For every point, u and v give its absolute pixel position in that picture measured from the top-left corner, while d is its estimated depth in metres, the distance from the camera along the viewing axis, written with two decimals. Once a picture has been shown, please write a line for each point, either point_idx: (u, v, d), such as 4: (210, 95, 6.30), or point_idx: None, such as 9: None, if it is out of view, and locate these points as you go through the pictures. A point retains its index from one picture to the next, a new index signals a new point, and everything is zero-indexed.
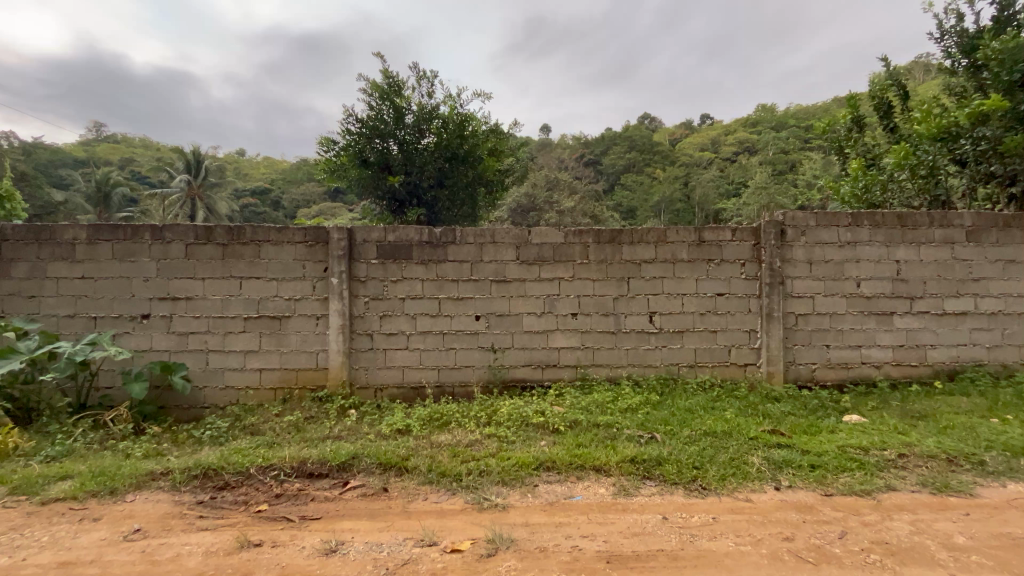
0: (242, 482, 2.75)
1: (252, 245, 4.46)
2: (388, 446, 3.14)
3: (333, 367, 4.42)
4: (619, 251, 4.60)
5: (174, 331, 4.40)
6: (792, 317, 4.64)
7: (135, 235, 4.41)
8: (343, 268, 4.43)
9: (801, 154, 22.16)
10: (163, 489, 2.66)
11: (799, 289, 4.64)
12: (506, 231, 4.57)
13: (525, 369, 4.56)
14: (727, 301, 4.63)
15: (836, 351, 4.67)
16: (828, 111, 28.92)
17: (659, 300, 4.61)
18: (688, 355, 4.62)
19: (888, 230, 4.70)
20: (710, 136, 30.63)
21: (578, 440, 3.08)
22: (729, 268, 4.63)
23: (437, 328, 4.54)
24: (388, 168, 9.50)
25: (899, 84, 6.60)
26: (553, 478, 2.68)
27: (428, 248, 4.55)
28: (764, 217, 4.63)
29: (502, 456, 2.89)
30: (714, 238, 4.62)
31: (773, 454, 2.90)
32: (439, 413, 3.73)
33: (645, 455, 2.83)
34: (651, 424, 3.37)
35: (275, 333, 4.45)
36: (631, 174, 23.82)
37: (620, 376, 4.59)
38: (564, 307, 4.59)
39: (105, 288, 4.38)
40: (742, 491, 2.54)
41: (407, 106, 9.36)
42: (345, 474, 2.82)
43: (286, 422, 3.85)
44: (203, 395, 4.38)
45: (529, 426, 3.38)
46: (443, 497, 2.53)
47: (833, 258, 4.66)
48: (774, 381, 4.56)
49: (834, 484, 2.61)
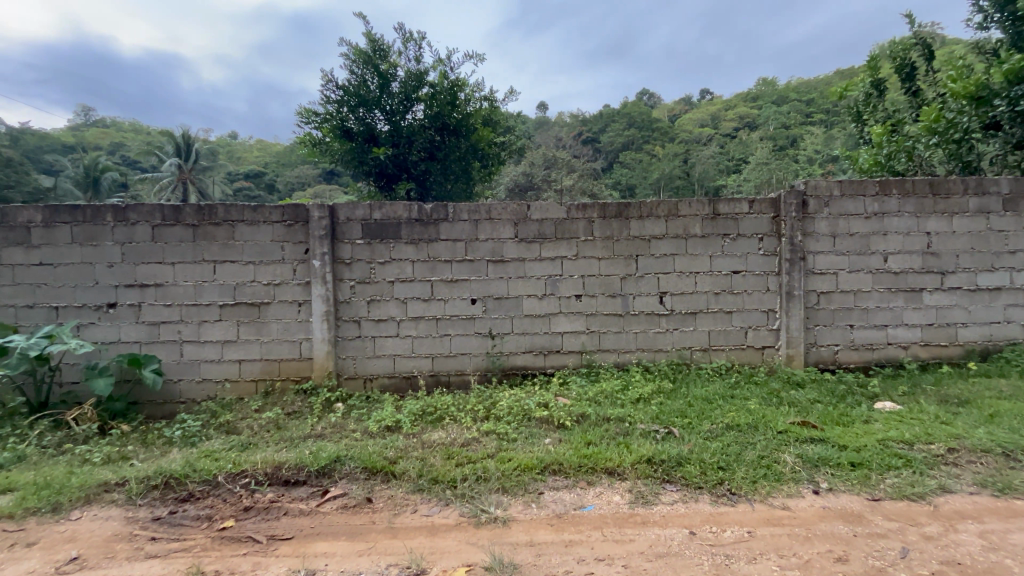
0: (208, 493, 2.42)
1: (225, 225, 4.07)
2: (375, 447, 2.80)
3: (318, 357, 4.08)
4: (626, 227, 4.21)
5: (143, 322, 4.04)
6: (814, 296, 4.29)
7: (96, 217, 4.01)
8: (325, 250, 4.05)
9: (804, 128, 21.57)
10: (116, 503, 2.33)
11: (822, 265, 4.27)
12: (503, 206, 4.18)
13: (526, 356, 4.23)
14: (744, 279, 4.26)
15: (860, 332, 4.33)
16: (832, 83, 28.12)
17: (670, 279, 4.24)
18: (701, 338, 4.28)
19: (919, 200, 4.31)
20: (711, 112, 29.83)
21: (587, 438, 2.74)
22: (746, 244, 4.25)
23: (430, 313, 4.18)
24: (374, 140, 9.07)
25: (924, 43, 6.03)
26: (560, 484, 2.35)
27: (418, 226, 4.16)
28: (784, 187, 4.24)
29: (503, 458, 2.55)
30: (730, 211, 4.23)
31: (808, 451, 2.57)
32: (433, 406, 3.40)
33: (664, 455, 2.50)
34: (667, 416, 3.04)
35: (254, 321, 4.09)
36: (631, 151, 23.19)
37: (629, 362, 4.26)
38: (568, 288, 4.22)
39: (66, 276, 4.00)
40: (778, 497, 2.22)
41: (393, 72, 8.92)
42: (325, 481, 2.49)
43: (266, 418, 3.52)
44: (179, 389, 4.05)
45: (532, 421, 3.05)
46: (435, 509, 2.21)
47: (859, 231, 4.29)
48: (794, 365, 4.23)
49: (881, 487, 2.29)
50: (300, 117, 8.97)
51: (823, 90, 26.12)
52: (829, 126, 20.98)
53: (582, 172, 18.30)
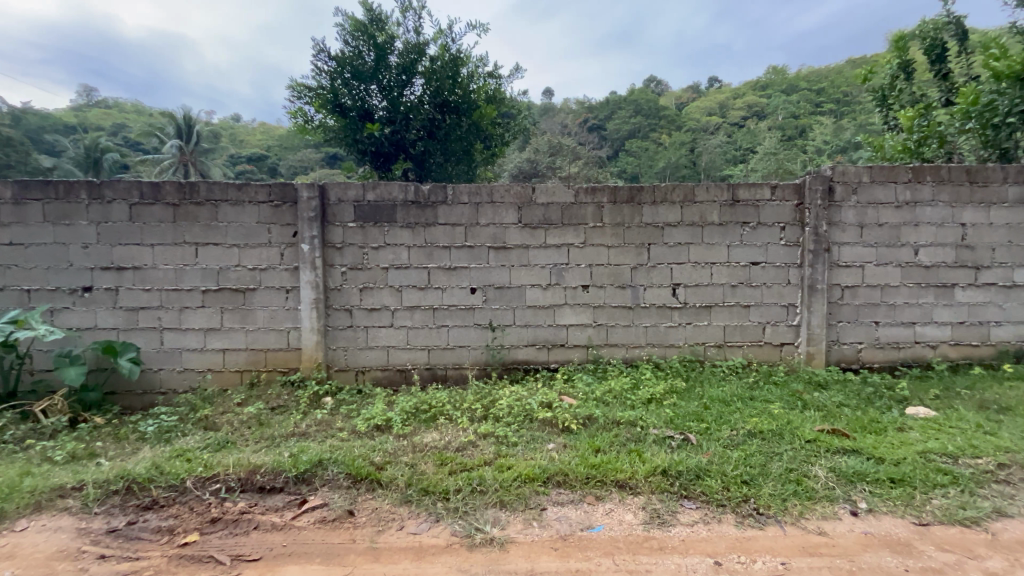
0: (173, 500, 2.19)
1: (207, 205, 3.78)
2: (362, 449, 2.56)
3: (307, 347, 3.83)
4: (638, 213, 3.91)
5: (121, 307, 3.78)
6: (838, 290, 4.00)
7: (70, 194, 3.73)
8: (315, 233, 3.77)
9: (814, 117, 21.07)
10: (68, 511, 2.10)
11: (847, 257, 3.98)
12: (506, 189, 3.88)
13: (528, 350, 3.97)
14: (763, 272, 3.97)
15: (886, 329, 4.04)
16: (844, 72, 27.40)
17: (684, 270, 3.95)
18: (716, 333, 4.00)
19: (955, 188, 3.99)
20: (719, 100, 29.18)
21: (594, 444, 2.49)
22: (767, 233, 3.95)
23: (426, 303, 3.91)
24: (369, 116, 8.74)
25: (958, 22, 5.61)
26: (565, 499, 2.10)
27: (415, 208, 3.87)
28: (809, 171, 3.93)
29: (501, 466, 2.30)
30: (750, 197, 3.92)
31: (841, 464, 2.31)
32: (427, 404, 3.14)
33: (681, 466, 2.24)
34: (682, 420, 2.77)
35: (239, 308, 3.83)
36: (637, 138, 22.75)
37: (638, 358, 3.99)
38: (574, 278, 3.94)
39: (37, 256, 3.73)
40: (811, 519, 1.97)
41: (390, 44, 8.55)
42: (304, 489, 2.26)
43: (247, 413, 3.27)
44: (159, 379, 3.81)
45: (535, 423, 2.79)
46: (425, 526, 1.97)
47: (888, 222, 3.98)
48: (814, 363, 3.96)
49: (927, 509, 2.03)
50: (293, 91, 8.65)
51: (834, 78, 25.50)
52: (839, 117, 20.51)
53: (588, 158, 17.91)
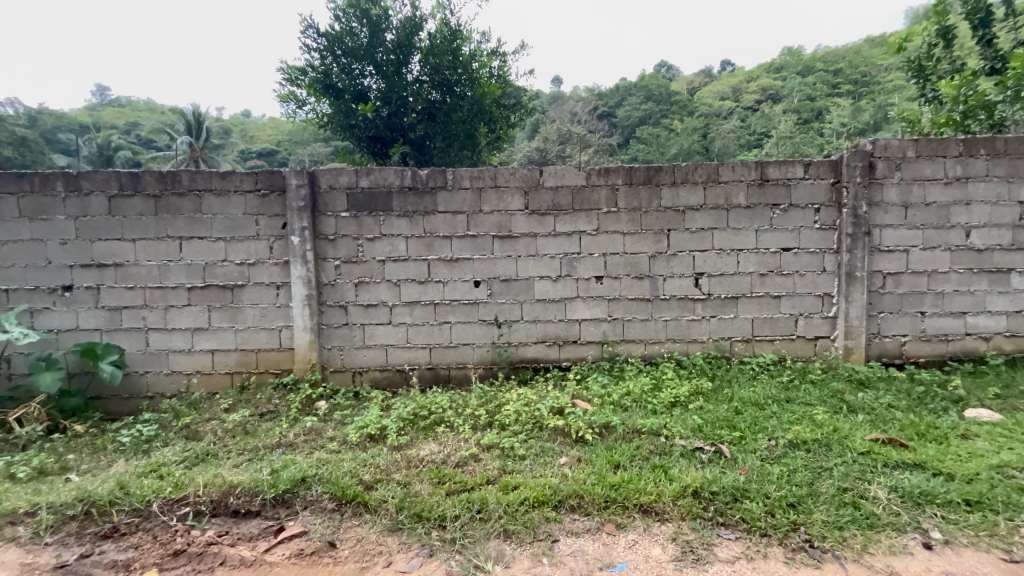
0: (136, 527, 1.93)
1: (191, 196, 3.52)
2: (351, 464, 2.28)
3: (299, 347, 3.56)
4: (656, 196, 3.56)
5: (103, 307, 3.55)
6: (879, 278, 3.61)
7: (45, 186, 3.47)
8: (305, 224, 3.49)
9: (830, 98, 20.28)
10: (16, 543, 1.85)
11: (890, 242, 3.58)
12: (511, 172, 3.55)
13: (538, 348, 3.67)
14: (796, 258, 3.60)
15: (934, 320, 3.66)
16: (862, 52, 26.26)
17: (707, 258, 3.60)
18: (743, 327, 3.65)
19: (1011, 161, 3.56)
20: (731, 83, 28.24)
21: (612, 458, 2.18)
22: (799, 215, 3.58)
23: (426, 298, 3.62)
24: (364, 98, 8.88)
25: None
26: (580, 528, 1.80)
27: (412, 195, 3.56)
28: (848, 146, 3.53)
29: (507, 486, 2.01)
30: (781, 175, 3.54)
31: (904, 482, 1.97)
32: (426, 409, 2.85)
33: (715, 486, 1.93)
34: (712, 428, 2.44)
35: (227, 307, 3.58)
36: (648, 124, 22.16)
37: (657, 355, 3.67)
38: (586, 269, 3.61)
39: (14, 254, 3.49)
40: (876, 555, 1.65)
41: (386, 18, 8.67)
42: (283, 513, 1.99)
43: (233, 420, 3.01)
44: (145, 383, 3.58)
45: (544, 432, 2.49)
46: (417, 562, 1.69)
47: (936, 201, 3.57)
48: (853, 359, 3.60)
49: (1017, 541, 1.69)
50: (287, 72, 8.71)
51: (852, 58, 24.42)
52: (857, 97, 19.71)
53: (598, 145, 17.40)
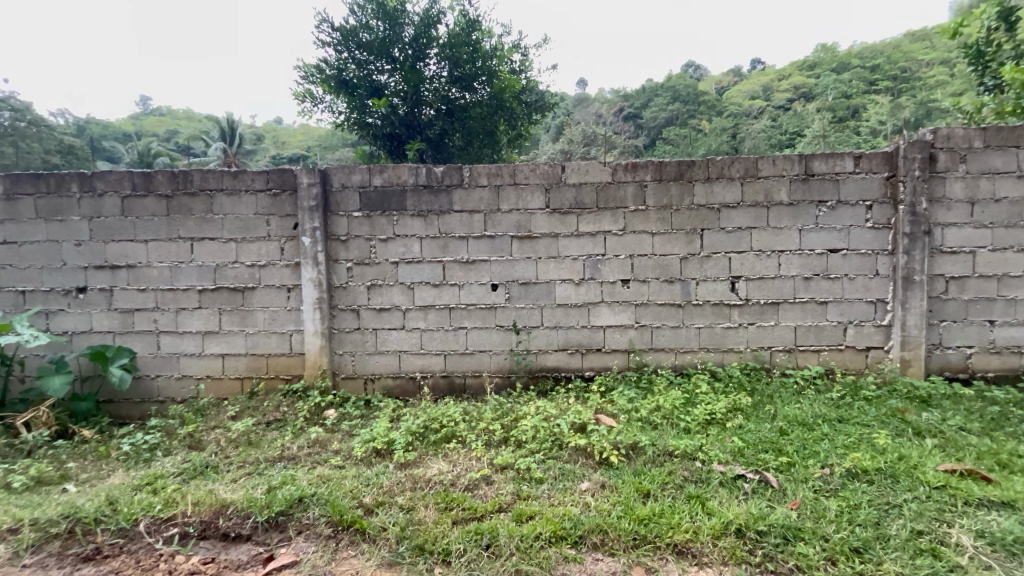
0: (119, 550, 1.79)
1: (202, 196, 3.42)
2: (353, 483, 2.10)
3: (310, 353, 3.42)
4: (688, 192, 3.28)
5: (116, 309, 3.49)
6: (942, 283, 3.23)
7: (60, 187, 3.43)
8: (316, 224, 3.35)
9: (867, 95, 19.30)
10: None
11: (953, 242, 3.21)
12: (531, 168, 3.33)
13: (559, 356, 3.43)
14: (845, 261, 3.26)
15: (1005, 330, 3.25)
16: (901, 46, 25.02)
17: (745, 260, 3.30)
18: (784, 336, 3.33)
19: None
20: (761, 82, 27.32)
21: (641, 486, 1.94)
22: (849, 213, 3.24)
23: (442, 302, 3.43)
24: (380, 94, 8.81)
25: None
26: (604, 570, 1.57)
27: (426, 193, 3.38)
28: (905, 136, 3.17)
29: (522, 516, 1.79)
30: (828, 169, 3.22)
31: (993, 525, 1.66)
32: (437, 422, 2.65)
33: (762, 524, 1.67)
34: (755, 452, 2.16)
35: (238, 309, 3.47)
36: (673, 125, 21.57)
37: (689, 365, 3.38)
38: (612, 271, 3.36)
39: (30, 255, 3.47)
40: None
41: (405, 14, 8.59)
42: (275, 539, 1.82)
43: (238, 429, 2.88)
44: (157, 387, 3.51)
45: (564, 452, 2.25)
46: None
47: (1008, 196, 3.18)
48: (911, 373, 3.23)
49: None
50: (306, 71, 8.72)
51: (891, 54, 23.23)
52: (896, 94, 18.72)
53: (623, 147, 16.95)
